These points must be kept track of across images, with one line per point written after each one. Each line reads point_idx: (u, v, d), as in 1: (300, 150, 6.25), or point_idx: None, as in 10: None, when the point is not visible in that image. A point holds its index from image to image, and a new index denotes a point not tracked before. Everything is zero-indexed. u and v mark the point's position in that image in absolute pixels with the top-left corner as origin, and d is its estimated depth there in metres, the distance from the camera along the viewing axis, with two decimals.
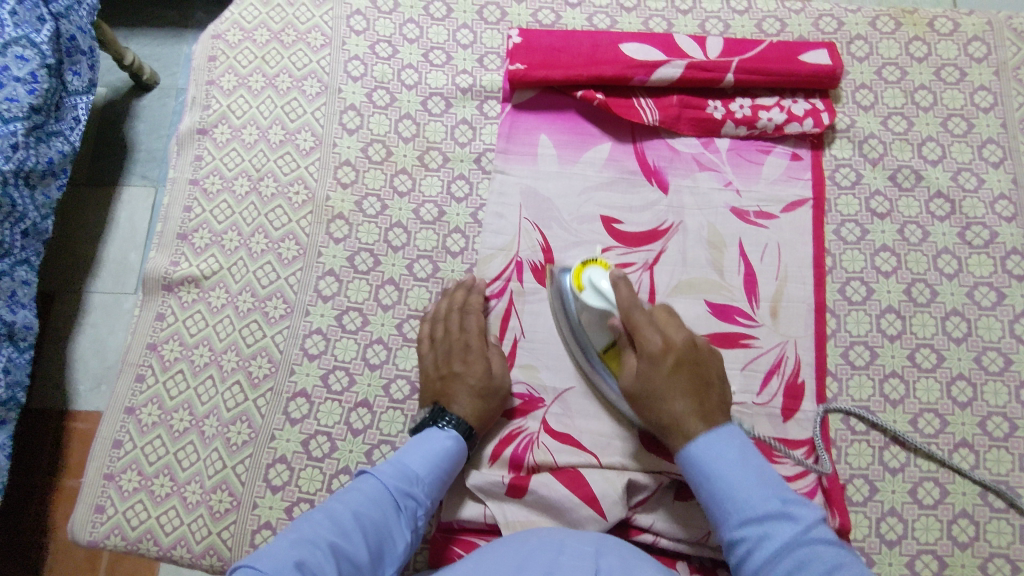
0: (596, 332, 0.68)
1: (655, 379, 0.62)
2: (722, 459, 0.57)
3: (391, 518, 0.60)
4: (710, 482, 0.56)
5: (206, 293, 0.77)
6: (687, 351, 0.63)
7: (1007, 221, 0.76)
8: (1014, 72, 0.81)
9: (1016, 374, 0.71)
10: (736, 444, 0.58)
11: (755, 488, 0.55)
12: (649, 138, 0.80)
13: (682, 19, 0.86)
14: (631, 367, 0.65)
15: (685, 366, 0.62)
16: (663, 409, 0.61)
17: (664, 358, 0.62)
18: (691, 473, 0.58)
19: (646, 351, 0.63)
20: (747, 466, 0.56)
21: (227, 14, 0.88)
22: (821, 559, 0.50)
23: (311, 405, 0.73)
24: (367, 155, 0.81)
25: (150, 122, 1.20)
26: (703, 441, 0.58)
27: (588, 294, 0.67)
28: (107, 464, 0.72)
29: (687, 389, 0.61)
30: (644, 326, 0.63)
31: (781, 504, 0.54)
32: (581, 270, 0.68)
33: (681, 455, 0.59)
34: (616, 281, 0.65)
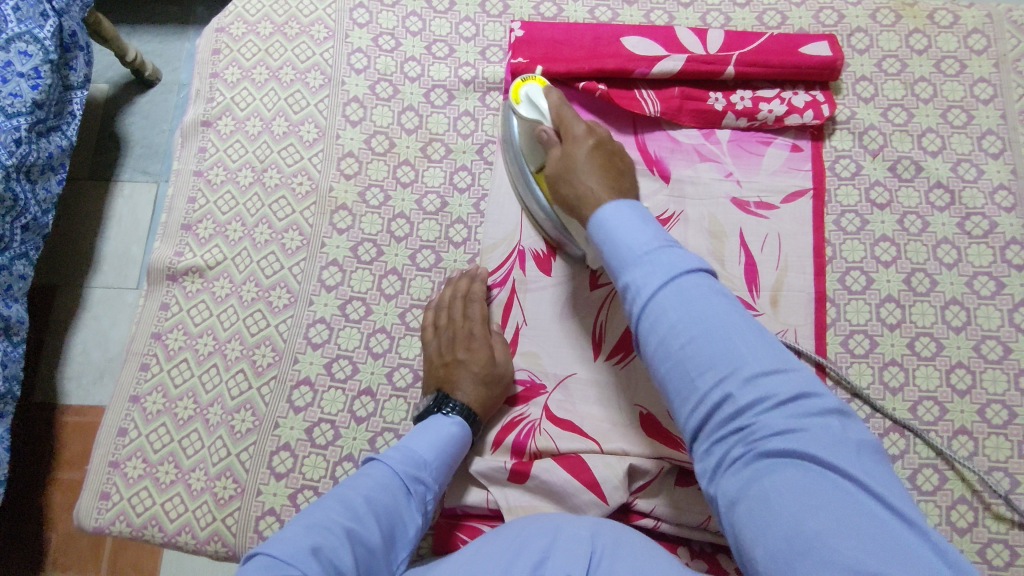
0: (528, 149, 0.74)
1: (574, 166, 0.65)
2: (626, 223, 0.55)
3: (402, 503, 0.60)
4: (610, 244, 0.55)
5: (210, 282, 0.78)
6: (606, 140, 0.68)
7: (1006, 211, 0.76)
8: (1013, 64, 0.82)
9: (1015, 362, 0.72)
10: (633, 215, 0.56)
11: (648, 245, 0.53)
12: (651, 129, 0.80)
13: (683, 12, 0.86)
14: (554, 155, 0.68)
15: (605, 150, 0.66)
16: (580, 181, 0.64)
17: (585, 138, 0.67)
18: (598, 238, 0.57)
19: (572, 137, 0.67)
20: (645, 226, 0.55)
21: (231, 7, 0.88)
22: (716, 340, 0.48)
23: (315, 393, 0.73)
24: (370, 146, 0.82)
25: (153, 117, 1.20)
26: (610, 206, 0.57)
27: (525, 108, 0.71)
28: (113, 451, 0.73)
29: (600, 167, 0.64)
30: (571, 119, 0.68)
31: (673, 254, 0.52)
32: (520, 85, 0.72)
33: (592, 224, 0.58)
34: (552, 95, 0.70)
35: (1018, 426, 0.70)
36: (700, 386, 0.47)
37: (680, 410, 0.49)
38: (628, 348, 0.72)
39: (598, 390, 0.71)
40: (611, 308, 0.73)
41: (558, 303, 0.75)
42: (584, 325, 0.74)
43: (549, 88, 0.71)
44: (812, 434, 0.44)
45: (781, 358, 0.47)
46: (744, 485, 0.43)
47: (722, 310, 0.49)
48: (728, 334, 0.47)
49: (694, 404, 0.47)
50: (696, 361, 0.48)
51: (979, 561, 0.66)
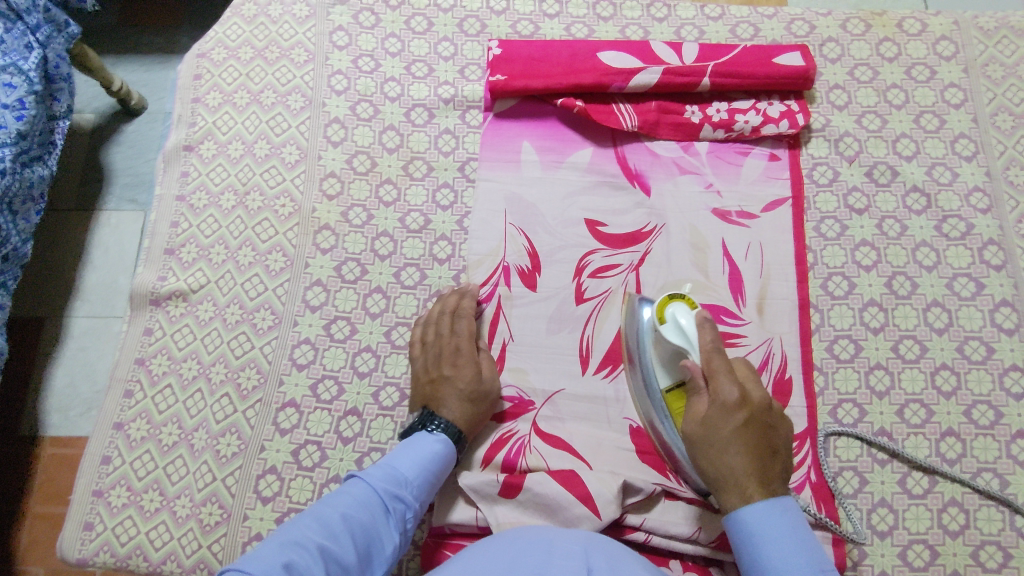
0: (668, 369, 0.66)
1: (720, 438, 0.61)
2: (770, 531, 0.57)
3: (380, 521, 0.60)
4: (752, 554, 0.57)
5: (194, 306, 0.77)
6: (760, 411, 0.62)
7: (982, 213, 0.77)
8: (982, 68, 0.84)
9: (999, 362, 0.72)
10: (779, 512, 0.58)
11: (798, 567, 0.55)
12: (630, 142, 0.81)
13: (658, 26, 0.88)
14: (697, 411, 0.63)
15: (755, 424, 0.61)
16: (719, 463, 0.61)
17: (738, 411, 0.61)
18: (735, 539, 0.59)
19: (719, 399, 0.61)
20: (784, 520, 0.57)
21: (211, 33, 0.89)
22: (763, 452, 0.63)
23: (301, 414, 0.73)
24: (352, 166, 0.82)
25: (137, 145, 1.21)
26: (750, 506, 0.58)
27: (670, 331, 0.64)
28: (96, 481, 0.71)
29: (748, 444, 0.60)
30: (721, 374, 0.62)
31: (812, 557, 0.56)
32: (666, 302, 0.65)
33: (725, 517, 0.60)
34: (705, 328, 0.63)
35: (1004, 426, 0.70)
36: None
37: None
38: (616, 362, 0.73)
39: (587, 405, 0.72)
40: (597, 323, 0.74)
41: (544, 317, 0.75)
42: (571, 340, 0.74)
43: (699, 313, 0.64)
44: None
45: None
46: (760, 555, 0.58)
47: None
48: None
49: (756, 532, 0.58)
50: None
51: (972, 564, 0.66)
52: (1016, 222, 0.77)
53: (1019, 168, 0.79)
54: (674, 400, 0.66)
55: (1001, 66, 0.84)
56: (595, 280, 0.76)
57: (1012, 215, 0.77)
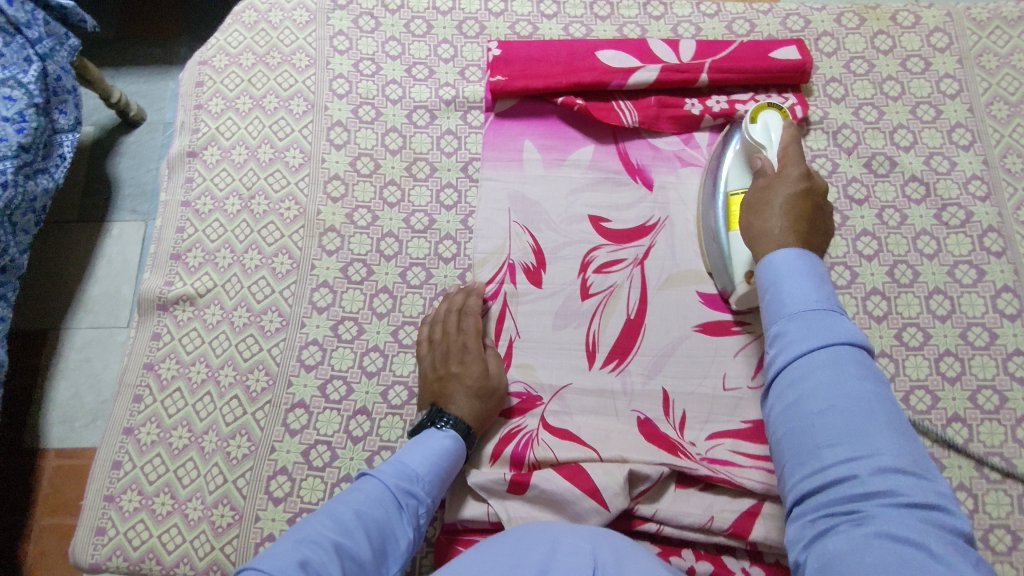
0: (737, 165, 0.74)
1: (772, 202, 0.65)
2: (793, 281, 0.57)
3: (393, 517, 0.60)
4: (775, 289, 0.58)
5: (201, 310, 0.78)
6: (818, 194, 0.67)
7: (981, 201, 0.78)
8: (976, 59, 0.85)
9: (1002, 347, 0.72)
10: (807, 268, 0.58)
11: (819, 305, 0.55)
12: (631, 138, 0.82)
13: (655, 24, 0.89)
14: (762, 177, 0.69)
15: (809, 202, 0.65)
16: (766, 218, 0.65)
17: (802, 181, 0.66)
18: (763, 279, 0.59)
19: (788, 173, 0.67)
20: (814, 286, 0.56)
21: (213, 40, 0.90)
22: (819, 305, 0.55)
23: (310, 415, 0.73)
24: (355, 168, 0.83)
25: (139, 156, 1.22)
26: (786, 251, 0.59)
27: (757, 130, 0.72)
28: (107, 486, 0.72)
29: (792, 213, 0.64)
30: (794, 158, 0.68)
31: (840, 321, 0.54)
32: (761, 108, 0.73)
33: (764, 262, 0.60)
34: (789, 130, 0.71)
35: (1009, 410, 0.70)
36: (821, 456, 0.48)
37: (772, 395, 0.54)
38: (623, 355, 0.73)
39: (594, 398, 0.72)
40: (603, 317, 0.75)
41: (549, 313, 0.75)
42: (577, 335, 0.74)
43: (788, 121, 0.72)
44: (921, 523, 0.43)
45: (914, 454, 0.47)
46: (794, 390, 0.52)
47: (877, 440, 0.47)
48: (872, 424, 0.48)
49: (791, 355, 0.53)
50: (819, 440, 0.49)
51: (982, 548, 0.66)
52: (1014, 209, 0.78)
53: (1016, 156, 0.80)
54: (735, 199, 0.72)
55: (994, 56, 0.85)
56: (600, 275, 0.76)
57: (1011, 202, 0.78)
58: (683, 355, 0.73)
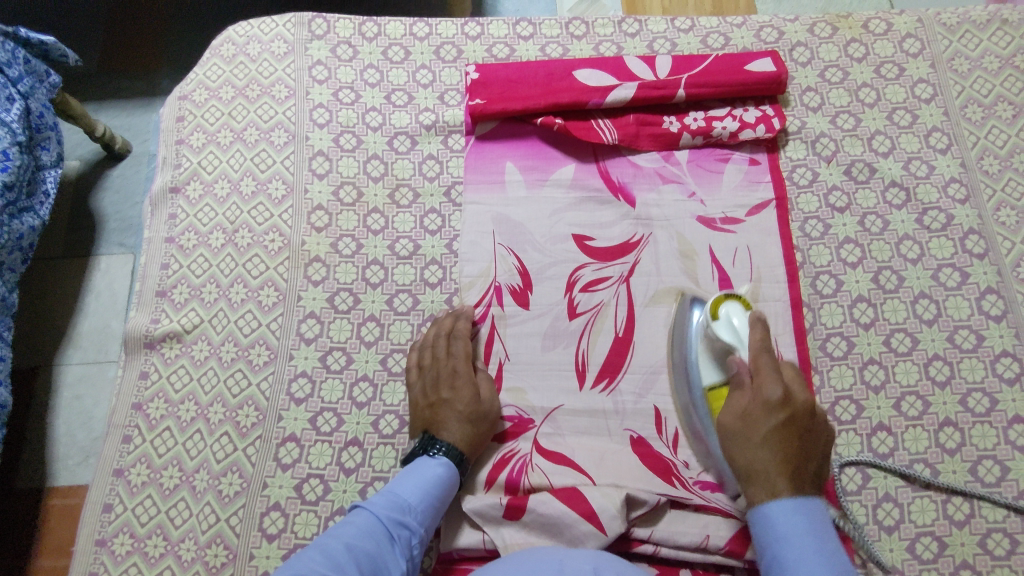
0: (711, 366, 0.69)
1: (750, 436, 0.63)
2: (793, 531, 0.58)
3: (386, 549, 0.60)
4: (765, 527, 0.60)
5: (188, 347, 0.77)
6: (803, 413, 0.63)
7: (960, 203, 0.79)
8: (948, 63, 0.86)
9: (990, 349, 0.73)
10: (797, 512, 0.59)
11: (811, 550, 0.57)
12: (611, 156, 0.83)
13: (631, 41, 0.90)
14: (736, 405, 0.65)
15: (795, 428, 0.63)
16: (749, 454, 0.63)
17: (777, 411, 0.63)
18: (758, 531, 0.60)
19: (761, 398, 0.64)
20: (801, 518, 0.59)
21: (192, 75, 0.90)
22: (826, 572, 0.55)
23: (302, 448, 0.72)
24: (338, 197, 0.83)
25: (123, 190, 1.22)
26: (775, 503, 0.60)
27: (723, 328, 0.67)
28: (98, 530, 0.71)
29: (784, 445, 0.62)
30: (767, 376, 0.64)
31: (829, 556, 0.56)
32: (720, 302, 0.69)
33: (752, 509, 0.62)
34: (756, 330, 0.66)
35: (1000, 412, 0.70)
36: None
37: None
38: (613, 374, 0.73)
39: (586, 419, 0.72)
40: (591, 336, 0.75)
41: (538, 335, 0.75)
42: (566, 355, 0.74)
43: (752, 314, 0.68)
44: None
45: None
46: None
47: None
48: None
49: None
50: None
51: (981, 553, 0.66)
52: (994, 210, 0.78)
53: (992, 158, 0.81)
54: (716, 396, 0.68)
55: (966, 60, 0.86)
56: (586, 294, 0.76)
57: (990, 204, 0.79)
58: (673, 372, 0.73)
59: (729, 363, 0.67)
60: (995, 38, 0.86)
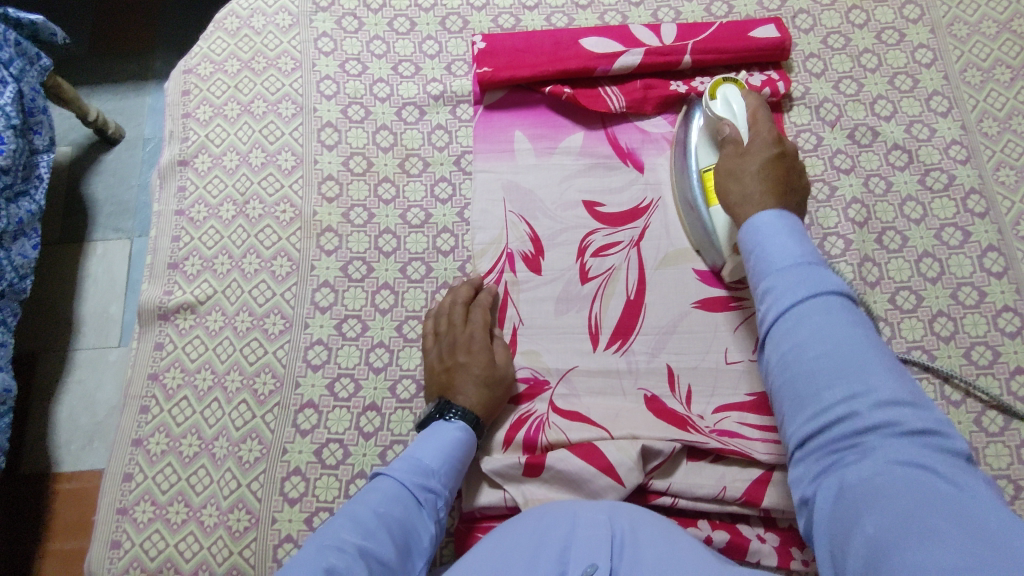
0: (705, 146, 0.76)
1: (746, 166, 0.67)
2: (783, 241, 0.56)
3: (414, 513, 0.61)
4: (759, 252, 0.57)
5: (203, 318, 0.77)
6: (793, 157, 0.68)
7: (962, 164, 0.80)
8: (948, 28, 0.87)
9: (992, 305, 0.74)
10: (789, 227, 0.57)
11: (798, 262, 0.54)
12: (619, 123, 0.83)
13: (635, 11, 0.90)
14: (731, 153, 0.69)
15: (784, 163, 0.67)
16: (740, 186, 0.66)
17: (773, 146, 0.67)
18: (746, 242, 0.59)
19: (758, 137, 0.69)
20: (794, 242, 0.56)
21: (196, 49, 0.90)
22: (827, 317, 0.51)
23: (320, 414, 0.73)
24: (349, 167, 0.83)
25: (119, 173, 1.21)
26: (770, 215, 0.59)
27: (718, 106, 0.74)
28: (119, 498, 0.71)
29: (767, 172, 0.65)
30: (761, 121, 0.70)
31: (823, 278, 0.53)
32: (718, 84, 0.76)
33: (744, 224, 0.61)
34: (750, 98, 0.73)
35: (1003, 364, 0.72)
36: (821, 398, 0.49)
37: (792, 425, 0.50)
38: (625, 335, 0.74)
39: (600, 379, 0.73)
40: (603, 299, 0.76)
41: (551, 299, 0.76)
42: (579, 318, 0.75)
43: (747, 92, 0.74)
44: (927, 451, 0.44)
45: (905, 386, 0.48)
46: (859, 480, 0.44)
47: (852, 334, 0.50)
48: (855, 351, 0.49)
49: (811, 418, 0.49)
50: (816, 379, 0.49)
51: None
52: (993, 170, 0.80)
53: (991, 120, 0.82)
54: (707, 174, 0.74)
55: (965, 25, 0.87)
56: (598, 258, 0.77)
57: (990, 164, 0.80)
58: (684, 331, 0.74)
59: (721, 133, 0.73)
60: (993, 4, 0.88)
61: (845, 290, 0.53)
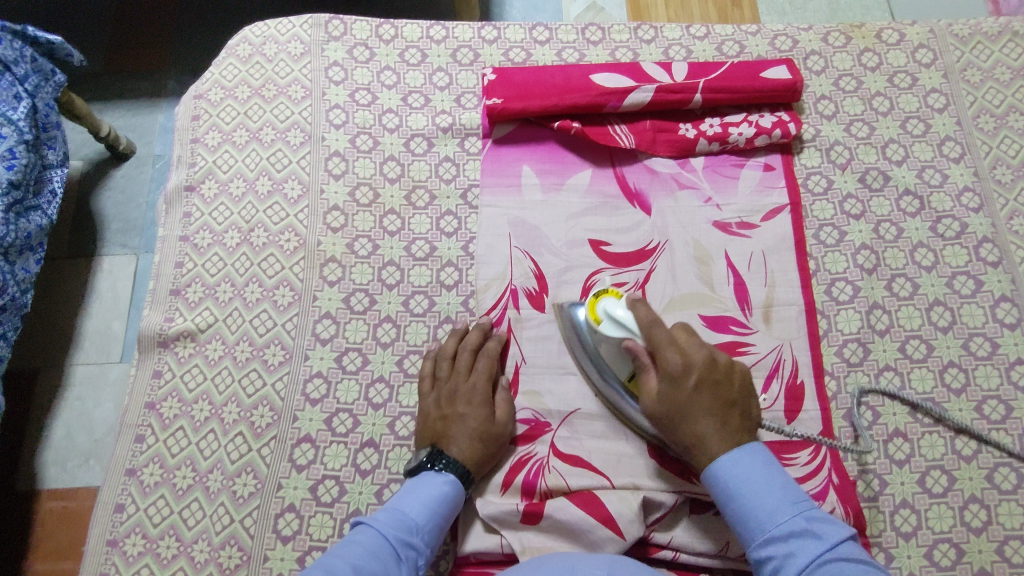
0: (617, 362, 0.68)
1: (677, 398, 0.64)
2: (750, 480, 0.60)
3: (392, 570, 0.58)
4: (736, 503, 0.60)
5: (202, 346, 0.77)
6: (710, 369, 0.65)
7: (974, 212, 0.79)
8: (961, 73, 0.87)
9: (1004, 357, 0.73)
10: (763, 463, 0.61)
11: (789, 519, 0.58)
12: (628, 162, 0.83)
13: (647, 48, 0.90)
14: (652, 387, 0.65)
15: (710, 383, 0.64)
16: (692, 425, 0.63)
17: (684, 379, 0.64)
18: (719, 494, 0.61)
19: (669, 370, 0.64)
20: (773, 487, 0.60)
21: (207, 75, 0.90)
22: (846, 574, 0.53)
23: (317, 449, 0.72)
24: (355, 198, 0.83)
25: (128, 189, 1.21)
26: (727, 458, 0.62)
27: (606, 326, 0.67)
28: (110, 530, 0.70)
29: (716, 409, 0.63)
30: (665, 347, 0.65)
31: (814, 529, 0.57)
32: (595, 302, 0.69)
33: (702, 471, 0.63)
34: (640, 309, 0.66)
35: (1016, 420, 0.71)
36: None
37: None
38: None
39: (603, 424, 0.72)
40: None
41: (555, 338, 0.75)
42: None
43: (629, 300, 0.67)
44: None
45: None
46: None
47: (852, 563, 0.54)
48: None
49: None
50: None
51: (998, 560, 0.66)
52: (1006, 219, 0.79)
53: (1005, 167, 0.81)
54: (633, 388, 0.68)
55: (978, 70, 0.87)
56: None
57: (1003, 213, 0.79)
58: None
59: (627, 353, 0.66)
60: (1007, 50, 0.87)
61: (849, 534, 0.57)
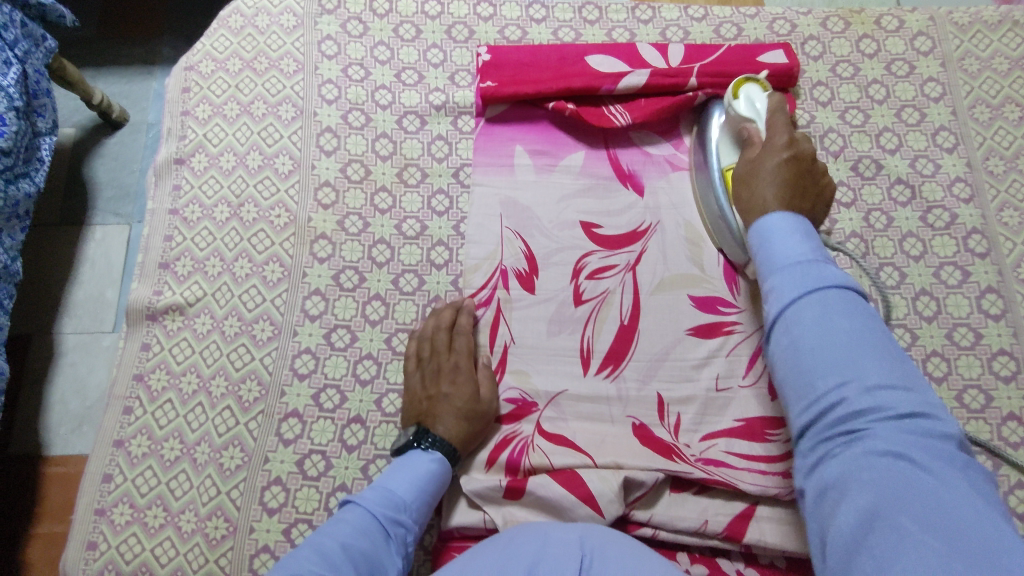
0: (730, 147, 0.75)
1: (777, 150, 0.67)
2: (789, 234, 0.56)
3: (380, 548, 0.60)
4: (763, 248, 0.57)
5: (191, 320, 0.77)
6: (808, 160, 0.67)
7: (965, 203, 0.79)
8: (958, 62, 0.86)
9: (987, 347, 0.74)
10: (795, 226, 0.57)
11: (801, 259, 0.54)
12: (621, 143, 0.83)
13: (644, 28, 0.89)
14: (750, 154, 0.70)
15: (803, 165, 0.67)
16: (761, 179, 0.66)
17: (783, 152, 0.67)
18: (754, 241, 0.59)
19: (773, 142, 0.68)
20: (803, 241, 0.55)
21: (199, 46, 0.89)
22: (849, 316, 0.50)
23: (304, 424, 0.72)
24: (346, 174, 0.82)
25: (121, 158, 1.20)
26: (776, 213, 0.58)
27: (741, 104, 0.74)
28: (98, 499, 0.71)
29: (786, 183, 0.65)
30: (778, 126, 0.69)
31: (825, 268, 0.53)
32: (741, 83, 0.75)
33: (754, 225, 0.60)
34: (772, 99, 0.72)
35: (995, 409, 0.71)
36: (818, 389, 0.49)
37: (794, 416, 0.51)
38: (617, 361, 0.74)
39: (589, 405, 0.72)
40: (597, 323, 0.75)
41: (544, 319, 0.75)
42: (571, 341, 0.74)
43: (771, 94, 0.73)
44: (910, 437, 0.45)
45: (903, 376, 0.48)
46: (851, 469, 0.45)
47: (861, 327, 0.50)
48: (861, 343, 0.49)
49: (811, 408, 0.49)
50: (814, 371, 0.50)
51: None
52: (996, 210, 0.79)
53: (998, 158, 0.81)
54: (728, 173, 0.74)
55: (976, 60, 0.86)
56: (592, 281, 0.77)
57: (993, 204, 0.79)
58: (675, 359, 0.74)
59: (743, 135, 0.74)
60: (1006, 40, 0.87)
61: (851, 283, 0.53)
